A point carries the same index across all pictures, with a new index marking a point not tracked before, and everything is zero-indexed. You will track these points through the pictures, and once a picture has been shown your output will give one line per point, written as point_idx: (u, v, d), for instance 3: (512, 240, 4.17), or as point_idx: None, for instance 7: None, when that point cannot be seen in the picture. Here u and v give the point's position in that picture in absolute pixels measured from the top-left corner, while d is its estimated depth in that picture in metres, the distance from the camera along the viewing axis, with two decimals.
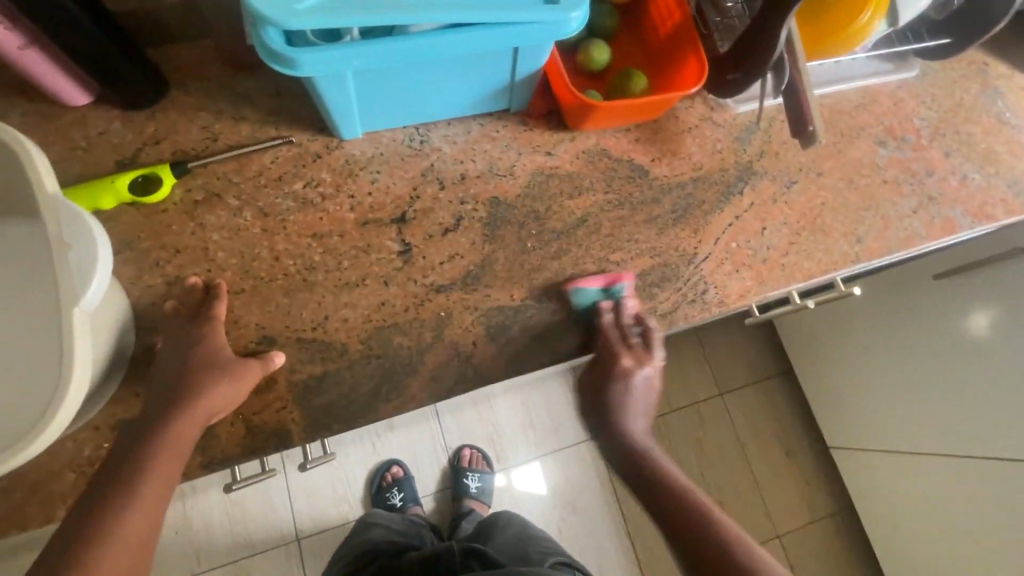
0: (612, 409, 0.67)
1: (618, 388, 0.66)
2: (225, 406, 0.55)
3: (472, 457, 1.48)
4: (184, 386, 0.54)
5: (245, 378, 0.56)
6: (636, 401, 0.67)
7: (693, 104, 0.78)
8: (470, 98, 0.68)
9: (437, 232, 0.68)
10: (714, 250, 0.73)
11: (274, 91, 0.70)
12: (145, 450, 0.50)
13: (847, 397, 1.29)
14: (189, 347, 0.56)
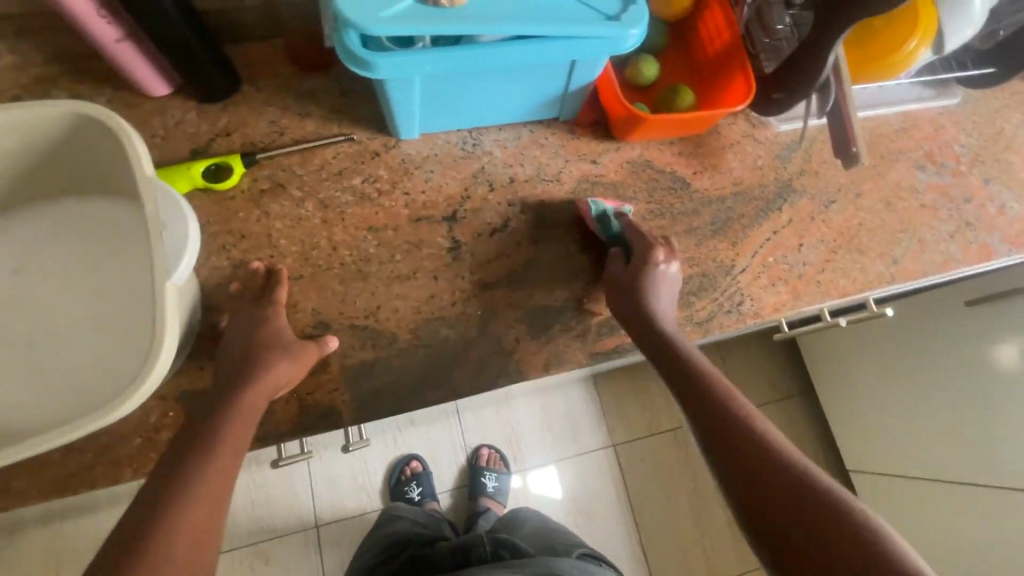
0: (651, 301, 0.65)
1: (654, 277, 0.66)
2: (284, 384, 0.58)
3: (490, 456, 1.51)
4: (249, 362, 0.57)
5: (304, 359, 0.60)
6: (670, 298, 0.67)
7: (736, 120, 0.81)
8: (524, 106, 0.72)
9: (486, 231, 0.71)
10: (751, 263, 0.75)
11: (338, 90, 0.75)
12: (217, 417, 0.54)
13: (865, 413, 1.30)
14: (253, 326, 0.60)
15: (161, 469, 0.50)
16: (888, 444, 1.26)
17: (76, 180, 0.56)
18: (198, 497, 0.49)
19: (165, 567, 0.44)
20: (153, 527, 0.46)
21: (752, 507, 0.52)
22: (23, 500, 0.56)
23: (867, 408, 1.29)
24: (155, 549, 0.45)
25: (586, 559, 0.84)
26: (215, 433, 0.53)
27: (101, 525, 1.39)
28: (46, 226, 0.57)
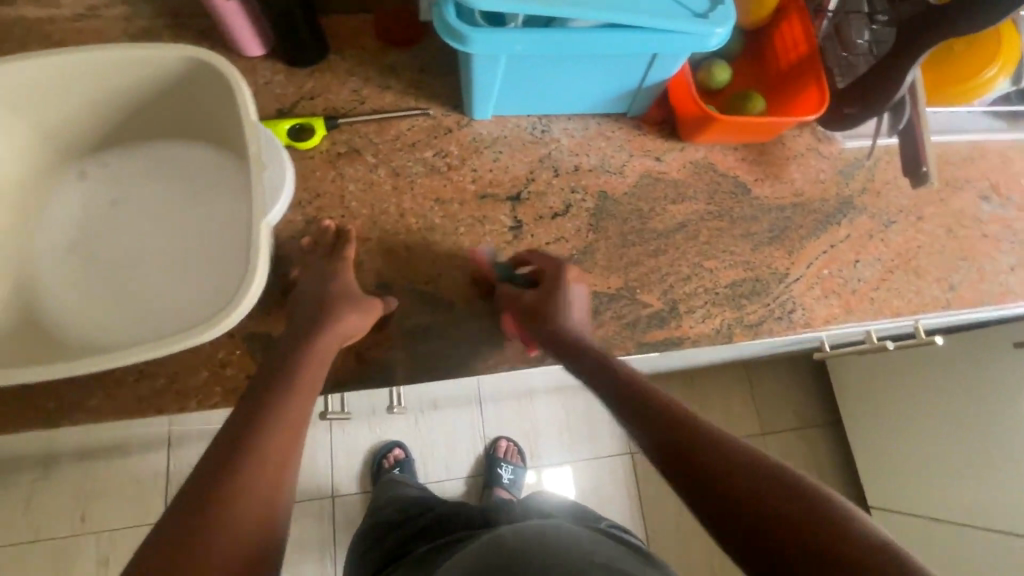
0: (560, 317, 0.63)
1: (561, 293, 0.65)
2: (352, 335, 0.61)
3: (508, 449, 1.52)
4: (319, 311, 0.60)
5: (370, 315, 0.62)
6: (578, 315, 0.65)
7: (802, 133, 0.81)
8: (597, 97, 0.74)
9: (547, 214, 0.73)
10: (805, 274, 0.75)
11: (418, 66, 0.77)
12: (292, 358, 0.57)
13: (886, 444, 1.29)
14: (325, 278, 0.63)
15: (242, 405, 0.53)
16: (916, 483, 1.23)
17: (176, 125, 0.60)
18: (273, 432, 0.51)
19: (254, 484, 0.48)
20: (237, 451, 0.50)
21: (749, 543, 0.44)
22: (97, 417, 0.60)
23: (899, 444, 1.26)
24: (239, 472, 0.48)
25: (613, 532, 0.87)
26: (289, 373, 0.56)
27: (131, 471, 1.44)
28: (141, 167, 0.61)
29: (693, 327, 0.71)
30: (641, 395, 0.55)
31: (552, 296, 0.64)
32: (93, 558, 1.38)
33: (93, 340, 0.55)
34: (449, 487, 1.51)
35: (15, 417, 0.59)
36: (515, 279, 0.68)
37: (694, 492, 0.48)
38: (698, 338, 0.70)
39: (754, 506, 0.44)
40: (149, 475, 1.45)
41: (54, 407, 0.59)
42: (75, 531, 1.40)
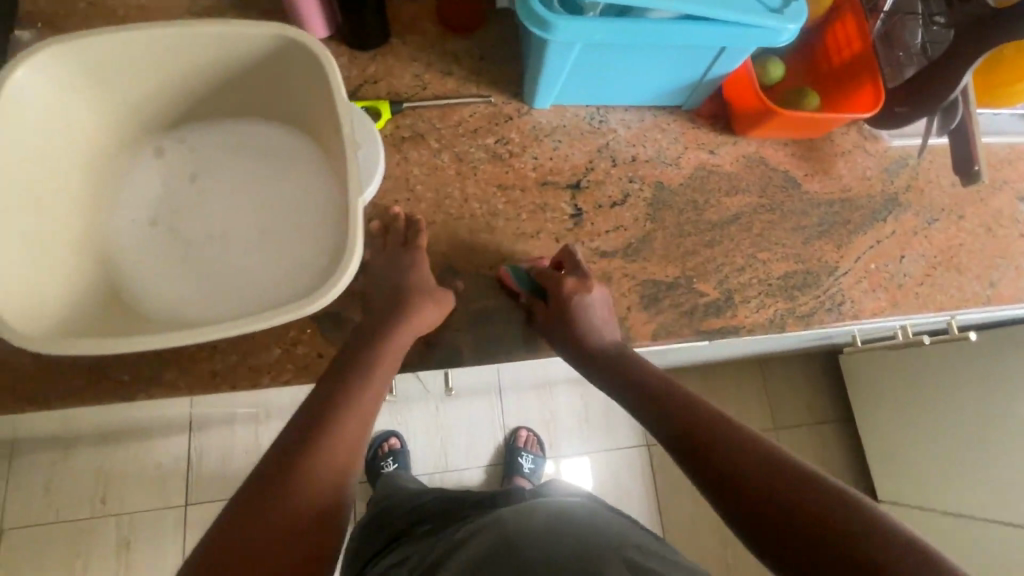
0: (581, 332, 0.64)
1: (577, 306, 0.64)
2: (425, 328, 0.61)
3: (528, 439, 1.53)
4: (397, 294, 0.61)
5: (444, 305, 0.63)
6: (601, 324, 0.65)
7: (848, 131, 0.83)
8: (657, 89, 0.75)
9: (606, 203, 0.74)
10: (854, 267, 0.77)
11: (478, 54, 0.78)
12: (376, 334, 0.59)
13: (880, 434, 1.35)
14: (397, 267, 0.64)
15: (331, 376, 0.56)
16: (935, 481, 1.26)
17: (255, 104, 0.61)
18: (354, 406, 0.53)
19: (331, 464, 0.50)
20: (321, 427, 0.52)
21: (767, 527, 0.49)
22: (170, 391, 0.61)
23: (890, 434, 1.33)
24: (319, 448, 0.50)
25: None
26: (371, 356, 0.57)
27: (150, 456, 1.44)
28: (220, 145, 0.62)
29: (747, 317, 0.73)
30: (667, 408, 0.58)
31: (570, 309, 0.64)
32: (113, 541, 1.38)
33: (178, 315, 0.56)
34: (469, 476, 1.52)
35: (89, 390, 0.59)
36: (537, 292, 0.67)
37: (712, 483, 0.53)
38: (752, 328, 0.72)
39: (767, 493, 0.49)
40: (170, 459, 1.44)
41: (130, 381, 0.60)
42: (95, 513, 1.39)
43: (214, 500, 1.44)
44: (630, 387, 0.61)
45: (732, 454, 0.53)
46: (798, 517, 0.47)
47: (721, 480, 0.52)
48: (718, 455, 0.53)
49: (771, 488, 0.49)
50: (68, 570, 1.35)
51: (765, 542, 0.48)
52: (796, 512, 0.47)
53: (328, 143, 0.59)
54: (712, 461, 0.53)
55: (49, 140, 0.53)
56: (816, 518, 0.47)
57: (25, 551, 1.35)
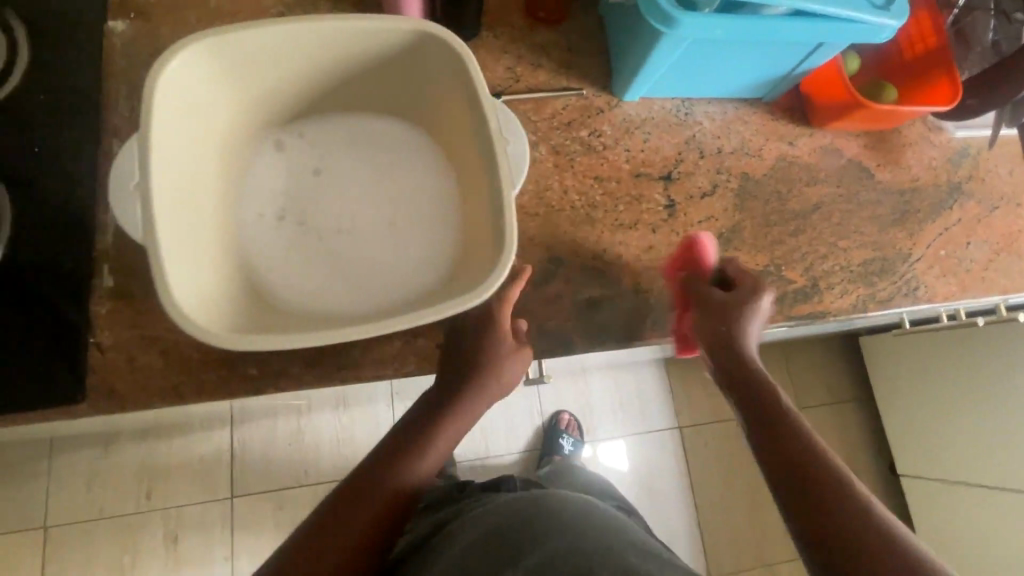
0: (738, 326, 0.67)
1: (751, 304, 0.68)
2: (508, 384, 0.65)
3: (569, 423, 1.56)
4: (494, 356, 0.63)
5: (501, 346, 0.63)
6: (755, 332, 0.69)
7: (914, 122, 0.86)
8: (745, 82, 0.77)
9: (696, 194, 0.77)
10: (926, 254, 0.81)
11: (566, 46, 0.79)
12: (481, 365, 0.62)
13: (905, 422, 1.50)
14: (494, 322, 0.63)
15: (438, 392, 0.64)
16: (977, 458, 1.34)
17: (377, 98, 0.62)
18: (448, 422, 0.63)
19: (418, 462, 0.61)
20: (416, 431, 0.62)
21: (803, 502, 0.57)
22: (299, 382, 0.62)
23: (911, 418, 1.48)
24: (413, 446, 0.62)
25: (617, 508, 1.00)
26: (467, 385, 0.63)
27: (193, 450, 1.43)
28: (339, 139, 0.62)
29: (832, 302, 0.76)
30: (769, 406, 0.64)
31: (744, 308, 0.67)
32: (160, 535, 1.38)
33: (315, 310, 0.57)
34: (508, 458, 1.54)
35: (221, 383, 0.60)
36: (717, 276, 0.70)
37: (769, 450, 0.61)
38: (837, 312, 0.76)
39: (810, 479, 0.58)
40: (213, 452, 1.44)
41: (260, 374, 0.61)
42: (140, 507, 1.38)
43: (259, 492, 1.44)
44: (747, 381, 0.66)
45: (798, 449, 0.60)
46: (831, 517, 0.55)
47: (779, 464, 0.60)
48: (786, 443, 0.61)
49: (822, 482, 0.57)
50: (116, 566, 1.35)
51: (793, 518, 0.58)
52: (832, 513, 0.55)
53: (454, 138, 0.59)
54: (779, 448, 0.61)
55: (192, 136, 0.53)
56: (843, 524, 0.54)
57: (71, 548, 1.34)
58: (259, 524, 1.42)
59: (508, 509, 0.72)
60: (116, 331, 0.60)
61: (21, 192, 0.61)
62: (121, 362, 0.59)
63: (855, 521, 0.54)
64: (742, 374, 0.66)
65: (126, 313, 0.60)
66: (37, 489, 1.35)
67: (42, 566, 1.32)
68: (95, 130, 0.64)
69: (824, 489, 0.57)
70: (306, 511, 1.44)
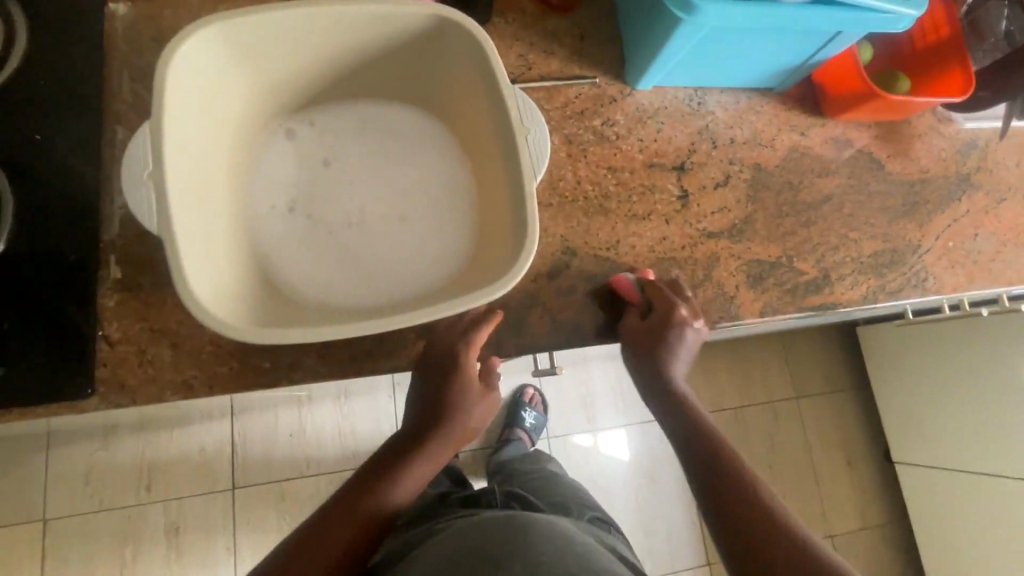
0: (665, 359, 0.66)
1: (675, 335, 0.66)
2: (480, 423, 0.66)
3: (533, 397, 1.53)
4: (462, 404, 0.62)
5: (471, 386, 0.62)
6: (683, 359, 0.68)
7: (924, 113, 0.86)
8: (759, 71, 0.76)
9: (709, 184, 0.76)
10: (935, 245, 0.81)
11: (579, 33, 0.77)
12: (455, 409, 0.63)
13: (905, 410, 1.52)
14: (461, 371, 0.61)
15: (415, 428, 0.64)
16: (972, 444, 1.37)
17: (390, 86, 0.60)
18: (427, 456, 0.63)
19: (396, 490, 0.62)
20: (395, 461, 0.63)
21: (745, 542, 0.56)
22: (313, 375, 0.61)
23: (917, 406, 1.49)
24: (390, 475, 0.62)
25: (595, 521, 0.95)
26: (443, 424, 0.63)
27: (193, 442, 1.42)
28: (351, 128, 0.61)
29: (843, 293, 0.76)
30: (701, 438, 0.64)
31: (665, 337, 0.66)
32: (161, 527, 1.37)
33: (327, 302, 0.55)
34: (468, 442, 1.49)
35: (233, 376, 0.59)
36: (642, 305, 0.68)
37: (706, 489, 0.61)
38: (847, 303, 0.76)
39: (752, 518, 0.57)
40: (213, 443, 1.43)
41: (272, 367, 0.60)
42: (141, 500, 1.37)
43: (261, 483, 1.43)
44: (680, 411, 0.66)
45: (732, 480, 0.60)
46: (770, 553, 0.55)
47: (715, 497, 0.60)
48: (719, 476, 0.61)
49: (757, 515, 0.57)
50: (117, 559, 1.34)
51: (730, 553, 0.57)
52: (767, 547, 0.55)
53: (470, 127, 0.58)
54: (713, 480, 0.61)
55: (204, 123, 0.51)
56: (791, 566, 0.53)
57: (72, 541, 1.33)
58: (261, 516, 1.41)
59: (461, 538, 0.68)
60: (124, 324, 0.58)
61: (22, 182, 0.59)
62: (131, 355, 0.58)
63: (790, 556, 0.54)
64: (675, 404, 0.66)
65: (134, 305, 0.59)
66: (35, 482, 1.34)
67: (42, 561, 1.31)
68: (97, 118, 0.62)
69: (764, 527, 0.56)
70: (307, 502, 1.44)
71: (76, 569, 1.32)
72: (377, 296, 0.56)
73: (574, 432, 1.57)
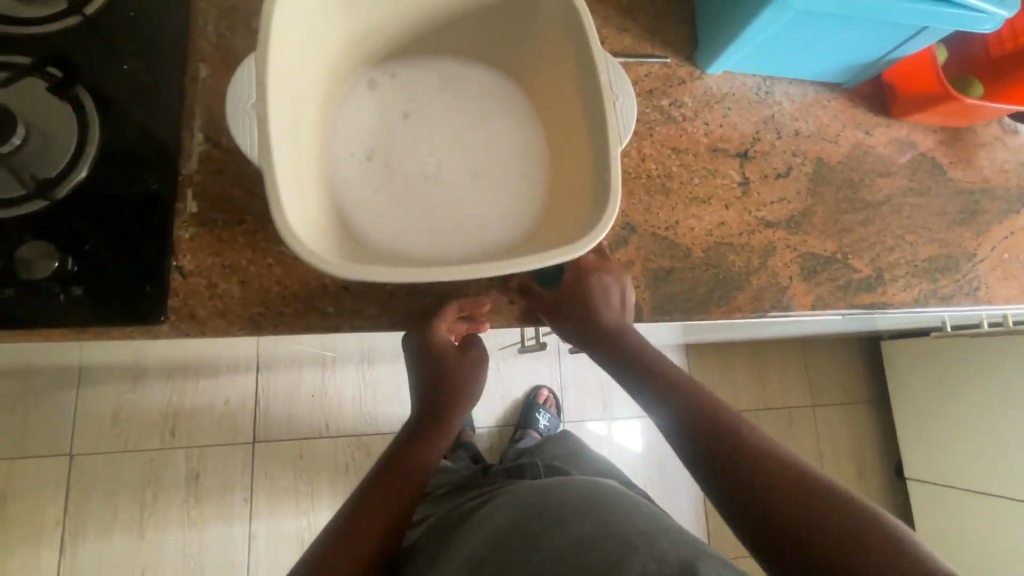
0: (594, 316, 0.62)
1: (592, 291, 0.63)
2: (476, 391, 0.66)
3: (547, 398, 1.49)
4: (461, 373, 0.64)
5: (448, 354, 0.63)
6: (619, 315, 0.63)
7: (990, 123, 0.86)
8: (831, 65, 0.76)
9: (771, 174, 0.76)
10: (990, 256, 0.80)
11: (653, 13, 0.77)
12: (449, 384, 0.63)
13: (930, 427, 1.52)
14: (442, 350, 0.62)
15: (415, 411, 0.65)
16: (1000, 462, 1.37)
17: (475, 43, 0.61)
18: (445, 426, 0.64)
19: (432, 454, 0.63)
20: (418, 432, 0.63)
21: (763, 517, 0.50)
22: (374, 324, 0.62)
23: (943, 423, 1.49)
24: (423, 441, 0.63)
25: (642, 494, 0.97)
26: (451, 395, 0.64)
27: (218, 394, 1.37)
28: (431, 83, 0.62)
29: (895, 294, 0.76)
30: (695, 414, 0.56)
31: (579, 293, 0.63)
32: (182, 474, 1.33)
33: (397, 250, 0.56)
34: (476, 437, 1.45)
35: (297, 318, 0.61)
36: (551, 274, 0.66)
37: (712, 463, 0.54)
38: (899, 304, 0.76)
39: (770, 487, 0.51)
40: (238, 396, 1.38)
41: (336, 311, 0.61)
42: (165, 445, 1.33)
43: (285, 440, 1.39)
44: (649, 381, 0.59)
45: (722, 435, 0.55)
46: (777, 506, 0.50)
47: (710, 456, 0.54)
48: (725, 446, 0.54)
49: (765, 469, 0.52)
50: (138, 501, 1.30)
51: (736, 515, 0.51)
52: (779, 504, 0.50)
53: (552, 91, 0.59)
54: (707, 441, 0.55)
55: (299, 62, 0.53)
56: (820, 528, 0.48)
57: (94, 479, 1.29)
58: (279, 473, 1.37)
59: (510, 509, 0.72)
60: (198, 257, 0.59)
61: (108, 111, 0.61)
62: (202, 288, 0.59)
63: (811, 510, 0.49)
64: (635, 365, 0.60)
65: (208, 239, 0.60)
66: (62, 417, 1.30)
67: (68, 492, 1.28)
68: (182, 54, 0.63)
69: (782, 493, 0.50)
70: (323, 465, 1.40)
71: (97, 507, 1.28)
72: (444, 248, 0.57)
73: (590, 419, 1.55)
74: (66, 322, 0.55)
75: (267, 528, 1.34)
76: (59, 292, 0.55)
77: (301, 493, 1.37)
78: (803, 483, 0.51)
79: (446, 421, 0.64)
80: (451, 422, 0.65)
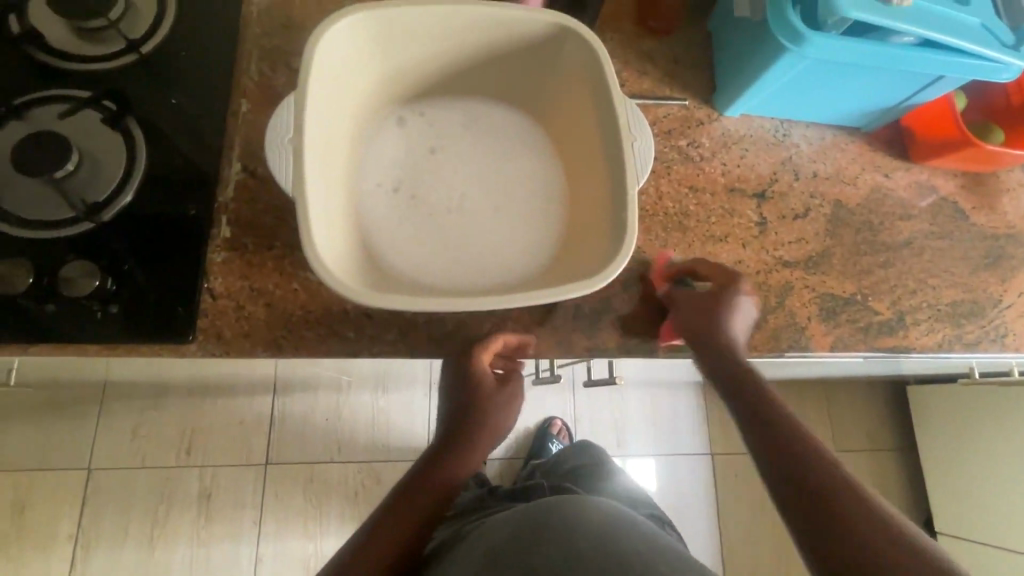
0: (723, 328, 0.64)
1: (729, 305, 0.64)
2: (504, 419, 0.68)
3: (560, 430, 1.47)
4: (492, 403, 0.65)
5: (484, 382, 0.64)
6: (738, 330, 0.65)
7: (1012, 170, 0.85)
8: (849, 110, 0.78)
9: (789, 215, 0.77)
10: (1017, 302, 0.79)
11: (672, 58, 0.80)
12: (478, 409, 0.65)
13: (962, 480, 1.45)
14: (480, 380, 0.63)
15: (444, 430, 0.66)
16: None
17: (501, 84, 0.64)
18: (472, 447, 0.66)
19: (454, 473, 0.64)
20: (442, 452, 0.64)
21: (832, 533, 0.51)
22: (392, 351, 0.64)
23: (976, 475, 1.42)
24: (444, 459, 0.64)
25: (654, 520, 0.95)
26: (480, 420, 0.65)
27: (235, 413, 1.39)
28: (458, 121, 0.65)
29: (918, 338, 0.75)
30: (791, 435, 0.58)
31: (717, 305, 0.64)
32: (194, 492, 1.34)
33: (418, 280, 0.58)
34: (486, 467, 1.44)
35: (316, 341, 0.62)
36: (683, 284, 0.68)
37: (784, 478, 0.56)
38: (921, 348, 0.75)
39: (836, 505, 0.53)
40: (254, 416, 1.40)
41: (355, 337, 0.63)
42: (179, 462, 1.35)
43: (297, 463, 1.39)
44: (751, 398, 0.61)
45: (801, 455, 0.57)
46: (844, 523, 0.51)
47: (787, 474, 0.56)
48: (806, 466, 0.56)
49: (834, 501, 0.53)
50: (149, 518, 1.31)
51: (803, 529, 0.53)
52: (848, 523, 0.51)
53: (573, 131, 0.61)
54: (787, 459, 0.57)
55: (335, 101, 0.56)
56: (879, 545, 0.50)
57: (108, 494, 1.31)
58: (289, 494, 1.37)
59: (503, 530, 0.72)
60: (229, 280, 0.62)
61: (155, 141, 0.65)
62: (230, 309, 0.61)
63: (870, 550, 0.50)
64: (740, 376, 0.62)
65: (238, 264, 0.63)
66: (84, 430, 1.33)
67: (83, 505, 1.29)
68: (226, 90, 0.68)
69: (852, 511, 0.52)
70: (333, 489, 1.39)
71: (110, 521, 1.29)
72: (465, 279, 0.59)
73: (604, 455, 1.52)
74: (101, 337, 0.58)
75: (275, 549, 1.34)
76: (97, 309, 0.58)
77: (309, 518, 1.36)
78: (870, 505, 0.53)
79: (473, 445, 0.66)
80: (477, 445, 0.66)
